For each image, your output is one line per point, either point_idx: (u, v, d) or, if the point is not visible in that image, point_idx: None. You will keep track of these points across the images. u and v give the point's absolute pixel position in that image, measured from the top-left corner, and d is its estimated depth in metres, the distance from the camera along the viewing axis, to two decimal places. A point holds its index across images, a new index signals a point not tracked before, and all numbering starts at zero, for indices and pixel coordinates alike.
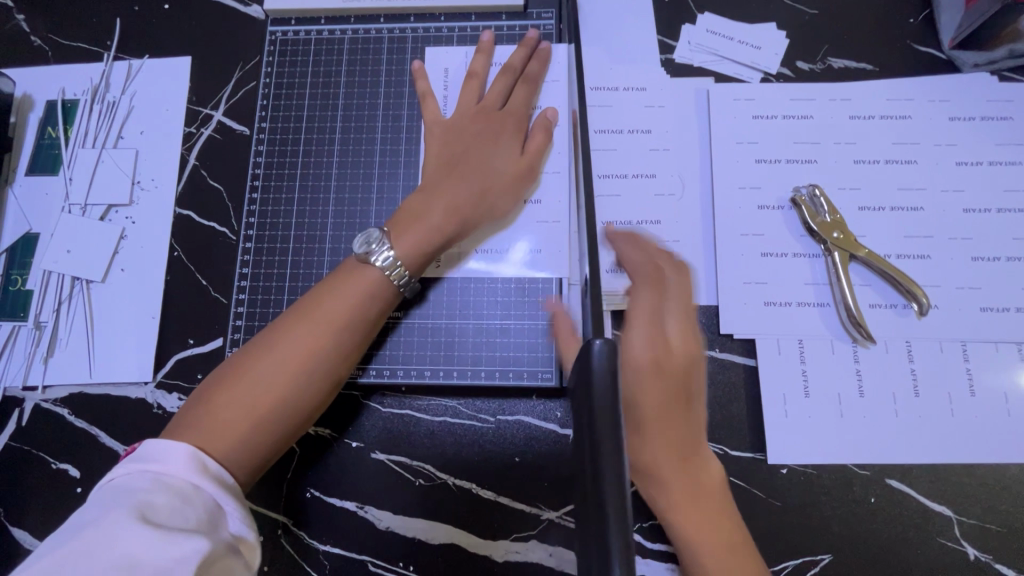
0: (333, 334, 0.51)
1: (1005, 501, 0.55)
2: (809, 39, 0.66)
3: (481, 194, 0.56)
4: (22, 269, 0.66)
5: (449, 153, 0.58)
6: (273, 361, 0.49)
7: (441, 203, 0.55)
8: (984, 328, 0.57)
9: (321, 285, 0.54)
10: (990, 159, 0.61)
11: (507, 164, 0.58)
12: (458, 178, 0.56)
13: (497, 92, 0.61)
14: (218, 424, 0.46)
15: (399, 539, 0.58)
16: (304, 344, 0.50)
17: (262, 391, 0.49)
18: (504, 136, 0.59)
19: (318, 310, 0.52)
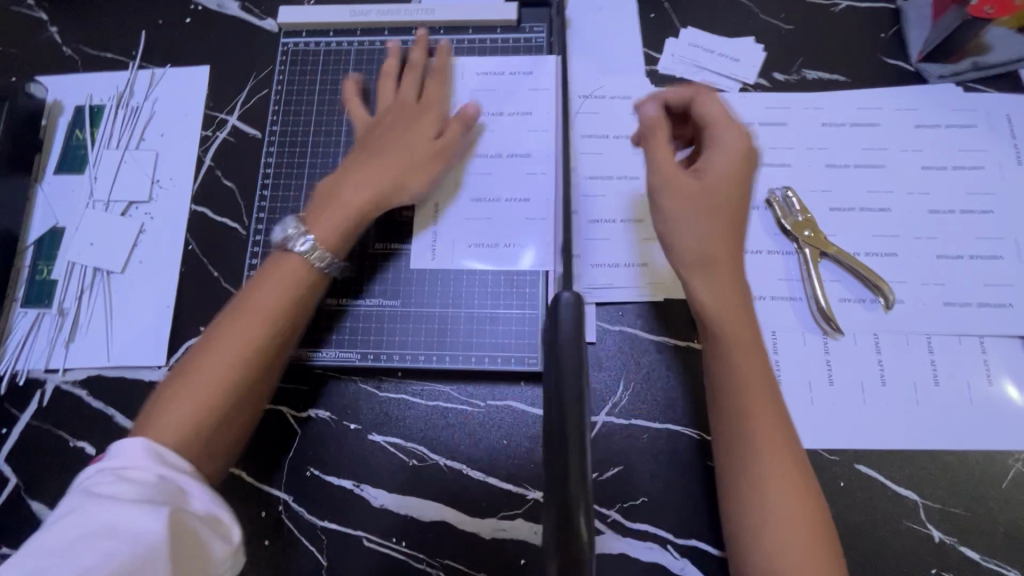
0: (272, 323, 0.53)
1: (968, 486, 0.57)
2: (785, 52, 0.70)
3: (396, 178, 0.60)
4: (48, 260, 0.71)
5: (358, 145, 0.62)
6: (214, 363, 0.50)
7: (351, 188, 0.59)
8: (949, 322, 0.60)
9: (251, 282, 0.55)
10: (955, 164, 0.64)
11: (418, 144, 0.61)
12: (356, 167, 0.60)
13: (404, 90, 0.65)
14: (173, 424, 0.48)
15: (393, 517, 0.61)
16: (240, 339, 0.51)
17: (209, 387, 0.50)
18: (417, 126, 0.62)
19: (250, 303, 0.53)
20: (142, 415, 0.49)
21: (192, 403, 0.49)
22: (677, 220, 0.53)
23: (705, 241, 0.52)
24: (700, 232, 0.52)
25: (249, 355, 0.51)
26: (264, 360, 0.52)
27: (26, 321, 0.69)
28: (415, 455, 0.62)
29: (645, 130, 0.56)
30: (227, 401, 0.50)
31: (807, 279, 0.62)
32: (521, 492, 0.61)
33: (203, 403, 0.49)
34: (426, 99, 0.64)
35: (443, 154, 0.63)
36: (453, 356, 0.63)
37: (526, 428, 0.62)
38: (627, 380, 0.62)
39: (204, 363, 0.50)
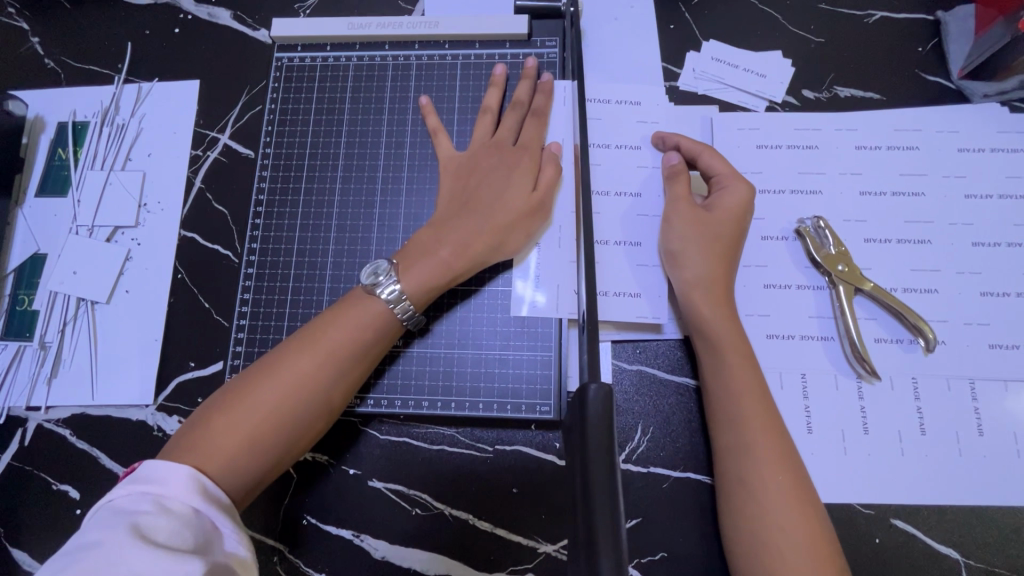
0: (334, 364, 0.52)
1: (1014, 544, 0.53)
2: (815, 69, 0.65)
3: (492, 231, 0.56)
4: (30, 290, 0.67)
5: (462, 189, 0.59)
6: (268, 394, 0.49)
7: (448, 241, 0.56)
8: (993, 366, 0.56)
9: (326, 314, 0.54)
10: (1000, 192, 0.60)
11: (518, 196, 0.57)
12: (465, 216, 0.57)
13: (509, 128, 0.61)
14: (216, 450, 0.46)
15: (394, 569, 0.57)
16: (302, 374, 0.50)
17: (259, 418, 0.48)
18: (520, 172, 0.59)
19: (320, 340, 0.52)
20: (184, 435, 0.48)
21: (236, 450, 0.47)
22: (682, 253, 0.56)
23: (707, 267, 0.55)
24: (698, 266, 0.55)
25: (304, 406, 0.50)
26: (318, 411, 0.51)
27: (7, 355, 0.65)
28: (418, 503, 0.59)
29: (667, 177, 0.60)
30: (275, 449, 0.49)
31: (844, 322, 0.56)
32: (531, 546, 0.57)
33: (247, 451, 0.48)
34: (526, 140, 0.60)
35: (545, 207, 0.59)
36: (459, 400, 0.59)
37: (536, 476, 0.58)
38: (645, 424, 0.58)
39: (254, 404, 0.49)
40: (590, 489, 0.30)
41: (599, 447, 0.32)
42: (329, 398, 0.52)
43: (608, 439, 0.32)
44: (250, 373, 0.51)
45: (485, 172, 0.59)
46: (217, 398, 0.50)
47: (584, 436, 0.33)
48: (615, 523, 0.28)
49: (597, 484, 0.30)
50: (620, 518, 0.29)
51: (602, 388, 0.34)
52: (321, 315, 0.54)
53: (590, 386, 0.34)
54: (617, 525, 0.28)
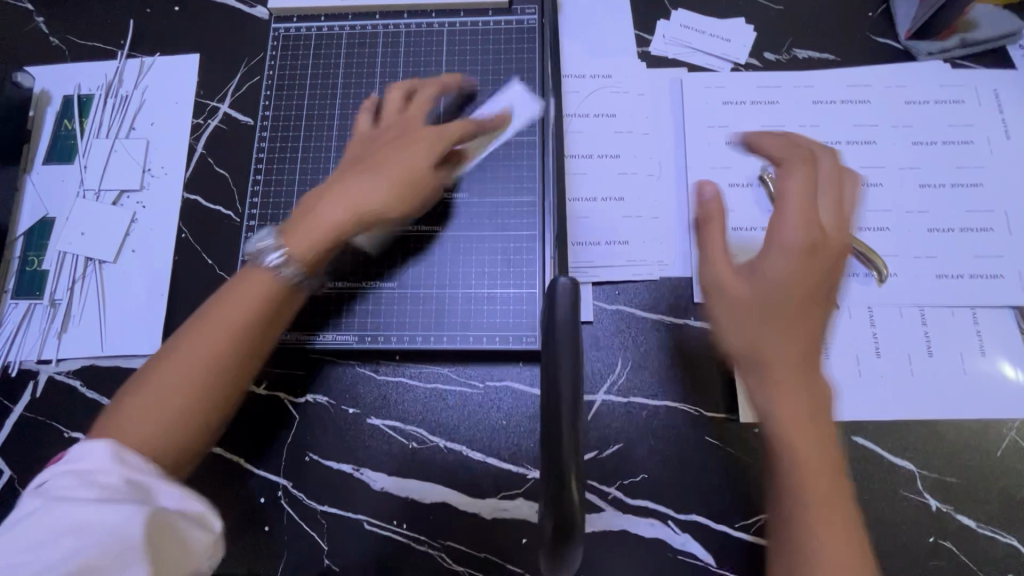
0: (258, 306, 0.50)
1: (964, 454, 0.58)
2: (775, 32, 0.71)
3: (394, 180, 0.54)
4: (39, 251, 0.70)
5: (369, 152, 0.57)
6: (185, 350, 0.47)
7: (353, 190, 0.53)
8: (942, 295, 0.61)
9: (240, 267, 0.52)
10: (944, 139, 0.65)
11: (407, 153, 0.56)
12: (360, 175, 0.54)
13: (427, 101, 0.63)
14: (141, 414, 0.46)
15: (393, 499, 0.61)
16: (225, 320, 0.49)
17: (182, 370, 0.47)
18: (402, 135, 0.58)
19: (237, 288, 0.50)
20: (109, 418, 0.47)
21: (150, 417, 0.46)
22: (735, 330, 0.46)
23: (744, 325, 0.46)
24: (778, 333, 0.45)
25: (217, 369, 0.48)
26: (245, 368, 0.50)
27: (18, 314, 0.68)
28: (414, 437, 0.62)
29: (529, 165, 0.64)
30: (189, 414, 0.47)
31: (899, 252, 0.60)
32: (521, 472, 0.61)
33: (160, 428, 0.46)
34: (409, 112, 0.61)
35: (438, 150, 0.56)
36: (450, 336, 0.63)
37: (525, 407, 0.62)
38: (625, 358, 0.62)
39: (173, 362, 0.47)
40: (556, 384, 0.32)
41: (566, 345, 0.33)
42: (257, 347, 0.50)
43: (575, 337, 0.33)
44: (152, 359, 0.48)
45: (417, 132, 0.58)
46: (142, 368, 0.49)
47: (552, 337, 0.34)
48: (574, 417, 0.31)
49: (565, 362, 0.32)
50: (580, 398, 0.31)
51: (570, 280, 0.35)
52: (235, 270, 0.52)
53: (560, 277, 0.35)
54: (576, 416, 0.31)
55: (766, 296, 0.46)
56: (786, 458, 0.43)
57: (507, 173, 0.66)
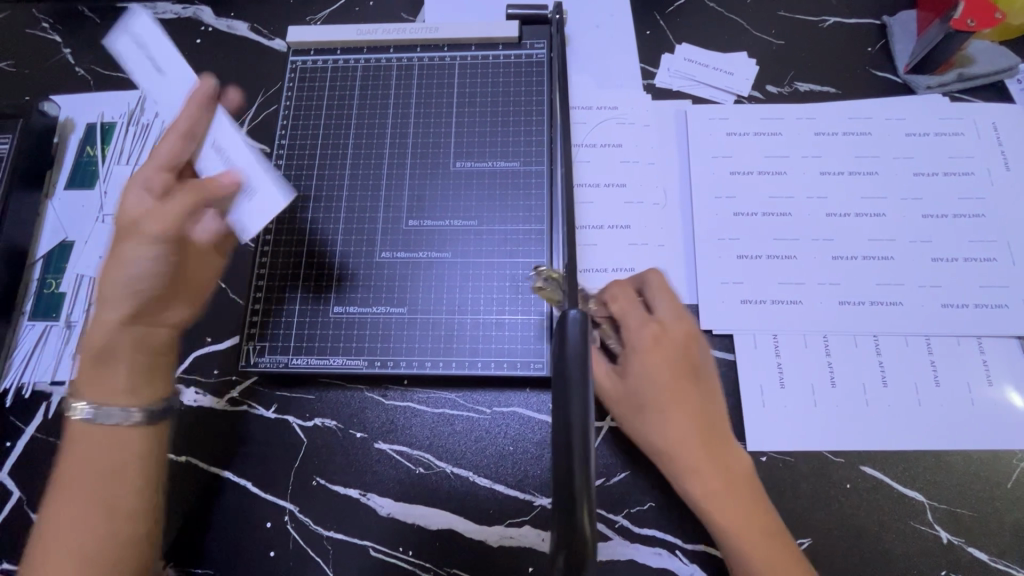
0: (130, 270, 0.50)
1: (974, 486, 0.58)
2: (776, 67, 0.73)
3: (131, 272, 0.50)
4: (57, 274, 0.72)
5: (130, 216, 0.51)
6: (120, 288, 0.50)
7: (120, 314, 0.50)
8: (947, 324, 0.61)
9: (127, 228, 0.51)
10: (945, 170, 0.66)
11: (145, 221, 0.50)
12: (112, 266, 0.50)
13: (186, 117, 0.50)
14: (102, 382, 0.50)
15: (399, 525, 0.61)
16: (128, 281, 0.50)
17: (103, 337, 0.50)
18: (133, 246, 0.50)
19: (127, 242, 0.50)
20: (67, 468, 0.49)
21: (67, 551, 0.46)
22: (632, 419, 0.56)
23: (676, 428, 0.53)
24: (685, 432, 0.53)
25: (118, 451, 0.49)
26: (130, 511, 0.49)
27: (33, 335, 0.69)
28: (421, 463, 0.62)
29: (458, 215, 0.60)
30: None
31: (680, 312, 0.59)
32: (528, 499, 0.61)
33: (93, 550, 0.47)
34: (128, 213, 0.51)
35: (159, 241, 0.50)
36: (459, 362, 0.64)
37: (533, 433, 0.63)
38: None
39: (104, 324, 0.50)
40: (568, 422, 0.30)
41: (576, 384, 0.32)
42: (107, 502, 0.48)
43: (585, 376, 0.32)
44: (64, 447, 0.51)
45: (150, 220, 0.50)
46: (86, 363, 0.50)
47: (562, 373, 0.33)
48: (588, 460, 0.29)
49: (576, 401, 0.31)
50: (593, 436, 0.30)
51: (582, 313, 0.34)
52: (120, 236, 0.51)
53: (571, 311, 0.34)
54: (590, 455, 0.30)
55: (645, 406, 0.55)
56: (721, 535, 0.52)
57: (515, 202, 0.68)
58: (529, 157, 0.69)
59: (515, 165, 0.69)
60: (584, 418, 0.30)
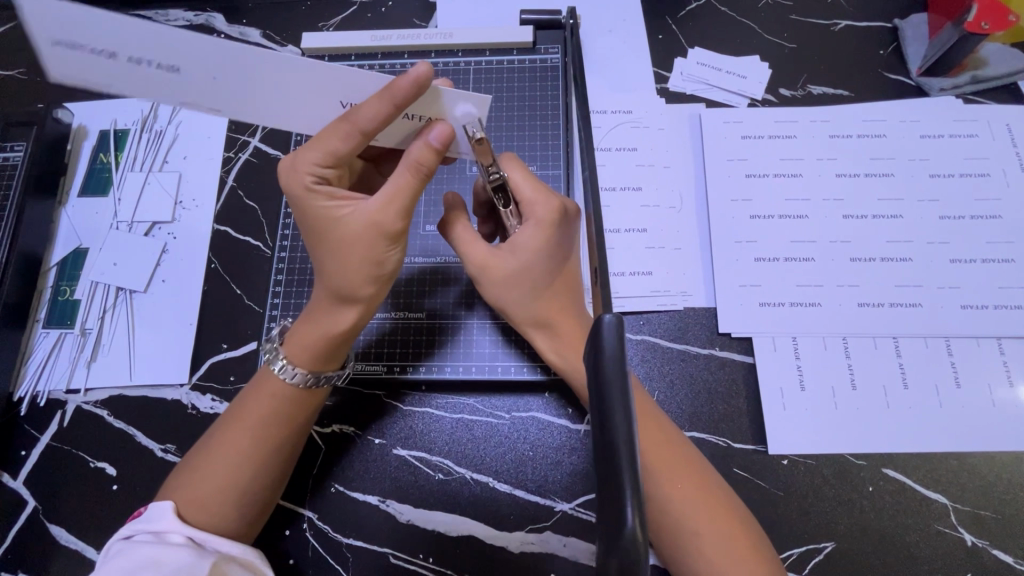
0: (351, 270, 0.50)
1: (997, 488, 0.57)
2: (790, 70, 0.73)
3: (372, 259, 0.50)
4: (71, 281, 0.71)
5: (323, 221, 0.50)
6: (348, 293, 0.51)
7: (364, 305, 0.52)
8: (967, 325, 0.61)
9: (331, 229, 0.50)
10: (961, 172, 0.66)
11: (358, 221, 0.49)
12: (338, 269, 0.51)
13: (372, 115, 0.44)
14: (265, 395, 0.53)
15: (420, 531, 0.60)
16: (358, 285, 0.51)
17: (335, 337, 0.53)
18: (381, 245, 0.50)
19: (344, 242, 0.50)
20: (214, 432, 0.54)
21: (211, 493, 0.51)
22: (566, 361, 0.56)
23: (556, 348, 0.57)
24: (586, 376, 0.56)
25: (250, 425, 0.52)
26: (264, 468, 0.53)
27: (48, 343, 0.69)
28: (440, 469, 0.62)
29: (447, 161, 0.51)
30: (234, 510, 0.51)
31: (554, 238, 0.55)
32: (549, 504, 0.60)
33: (227, 495, 0.51)
34: (350, 219, 0.49)
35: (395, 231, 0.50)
36: (478, 366, 0.65)
37: (552, 438, 0.62)
38: (652, 388, 0.62)
39: (338, 330, 0.53)
40: (610, 423, 0.29)
41: (615, 383, 0.31)
42: (265, 443, 0.53)
43: (624, 376, 0.31)
44: (251, 383, 0.56)
45: (372, 222, 0.49)
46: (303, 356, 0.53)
47: (599, 376, 0.32)
48: (634, 461, 0.28)
49: (619, 404, 0.30)
50: (637, 442, 0.29)
51: (617, 316, 0.34)
52: (327, 242, 0.50)
53: (606, 314, 0.34)
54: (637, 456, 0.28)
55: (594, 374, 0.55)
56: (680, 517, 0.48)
57: None
58: (545, 161, 0.69)
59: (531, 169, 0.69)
60: (628, 419, 0.29)
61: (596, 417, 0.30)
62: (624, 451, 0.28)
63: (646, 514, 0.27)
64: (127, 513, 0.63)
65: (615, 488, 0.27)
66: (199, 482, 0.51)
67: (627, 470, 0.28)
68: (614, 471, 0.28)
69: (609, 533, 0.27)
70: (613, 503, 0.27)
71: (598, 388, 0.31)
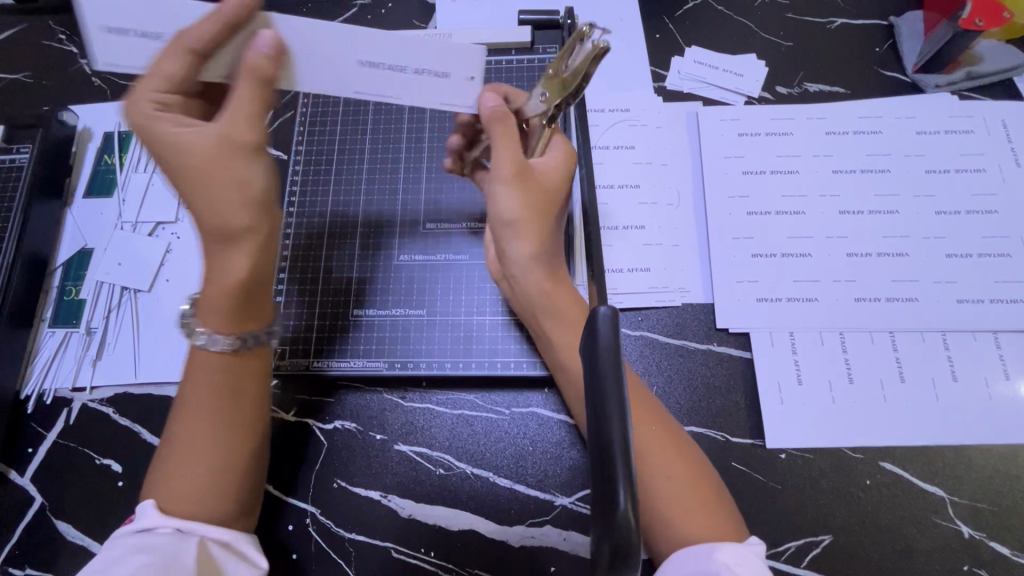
0: (240, 193, 0.48)
1: (994, 481, 0.58)
2: (786, 68, 0.74)
3: (246, 185, 0.48)
4: (77, 281, 0.72)
5: (208, 151, 0.48)
6: (210, 224, 0.48)
7: (249, 236, 0.49)
8: (963, 319, 0.62)
9: (219, 161, 0.47)
10: (957, 167, 0.67)
11: (250, 144, 0.48)
12: (224, 197, 0.48)
13: (269, 42, 0.46)
14: (197, 361, 0.52)
15: (421, 526, 0.61)
16: (241, 208, 0.48)
17: (229, 274, 0.49)
18: (240, 159, 0.48)
19: (233, 171, 0.48)
20: (176, 423, 0.52)
21: (186, 484, 0.49)
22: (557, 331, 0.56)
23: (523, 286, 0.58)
24: (567, 329, 0.56)
25: (208, 404, 0.51)
26: (225, 449, 0.51)
27: (54, 342, 0.70)
28: (441, 464, 0.63)
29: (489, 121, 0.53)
30: (216, 503, 0.50)
31: (572, 172, 0.57)
32: (549, 499, 0.61)
33: (203, 486, 0.49)
34: (194, 148, 0.47)
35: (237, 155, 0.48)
36: (479, 362, 0.65)
37: (552, 433, 0.63)
38: (650, 384, 0.63)
39: (232, 265, 0.50)
40: (603, 409, 0.30)
41: (609, 371, 0.32)
42: (224, 418, 0.51)
43: (618, 364, 0.32)
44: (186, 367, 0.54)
45: (222, 137, 0.47)
46: (213, 295, 0.50)
47: (593, 364, 0.33)
48: (626, 444, 0.29)
49: (612, 392, 0.31)
50: (630, 426, 0.29)
51: (611, 310, 0.35)
52: (207, 174, 0.47)
53: (601, 307, 0.35)
54: (629, 438, 0.29)
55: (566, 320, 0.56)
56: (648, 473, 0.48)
57: None
58: None
59: None
60: (620, 403, 0.30)
61: (590, 404, 0.31)
62: (617, 435, 0.29)
63: (638, 495, 0.27)
64: (132, 510, 0.63)
65: (607, 469, 0.28)
66: (171, 479, 0.49)
67: (619, 457, 0.28)
68: (607, 453, 0.29)
69: (602, 519, 0.27)
70: (607, 485, 0.28)
71: (591, 377, 0.32)
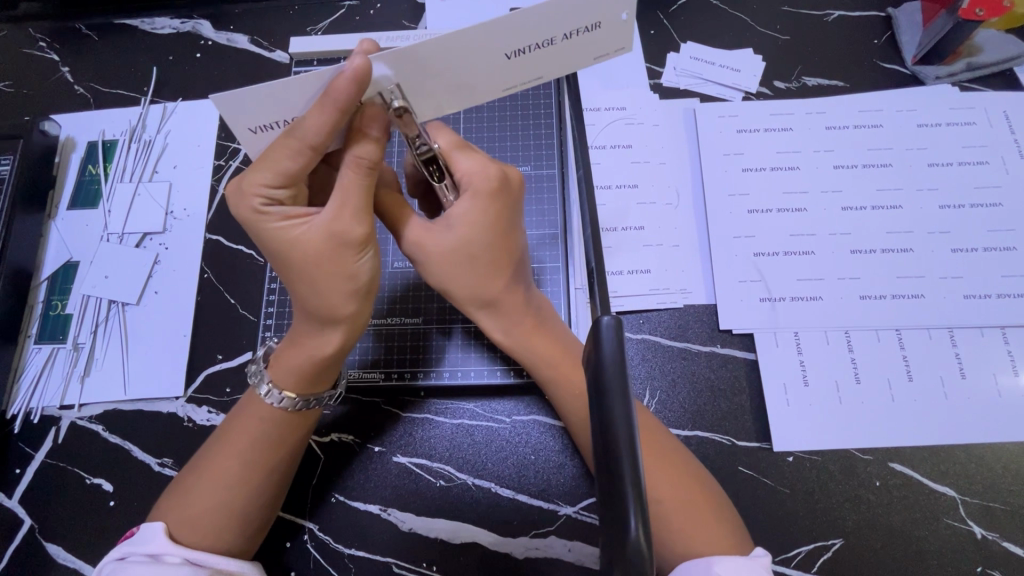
0: (342, 286, 0.48)
1: (1006, 479, 0.57)
2: (783, 62, 0.73)
3: (351, 273, 0.48)
4: (63, 295, 0.70)
5: (311, 247, 0.47)
6: (326, 315, 0.49)
7: (353, 318, 0.50)
8: (969, 315, 0.60)
9: (316, 256, 0.47)
10: (959, 160, 0.66)
11: (341, 232, 0.46)
12: (328, 287, 0.48)
13: (316, 127, 0.42)
14: (252, 419, 0.52)
15: (422, 539, 0.59)
16: (347, 298, 0.48)
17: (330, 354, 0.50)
18: (348, 254, 0.47)
19: (341, 266, 0.47)
20: (205, 453, 0.53)
21: (204, 517, 0.49)
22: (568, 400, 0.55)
23: (512, 330, 0.56)
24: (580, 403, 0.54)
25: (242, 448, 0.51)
26: (254, 490, 0.52)
27: (40, 359, 0.68)
28: (442, 475, 0.61)
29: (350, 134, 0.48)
30: (228, 532, 0.50)
31: (485, 220, 0.51)
32: (552, 509, 0.59)
33: (221, 519, 0.50)
34: (298, 240, 0.46)
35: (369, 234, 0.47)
36: (478, 370, 0.64)
37: (554, 441, 0.62)
38: (653, 388, 0.62)
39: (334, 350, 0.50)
40: (610, 428, 0.28)
41: (615, 386, 0.30)
42: (260, 467, 0.52)
43: (624, 379, 0.30)
44: (239, 405, 0.54)
45: (330, 232, 0.46)
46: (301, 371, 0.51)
47: (598, 380, 0.31)
48: (635, 467, 0.27)
49: (618, 412, 0.29)
50: (638, 448, 0.28)
51: (615, 319, 0.33)
52: (310, 268, 0.47)
53: (603, 317, 0.33)
54: (638, 462, 0.27)
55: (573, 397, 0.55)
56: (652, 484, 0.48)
57: (527, 206, 0.67)
58: (540, 160, 0.69)
59: (526, 169, 0.68)
60: (627, 423, 0.28)
61: (595, 423, 0.30)
62: (626, 459, 0.27)
63: (650, 523, 0.26)
64: (124, 530, 0.62)
65: (616, 497, 0.27)
66: (188, 505, 0.50)
67: (630, 485, 0.27)
68: (616, 480, 0.27)
69: (613, 548, 0.26)
70: (615, 513, 0.26)
71: (597, 394, 0.31)
